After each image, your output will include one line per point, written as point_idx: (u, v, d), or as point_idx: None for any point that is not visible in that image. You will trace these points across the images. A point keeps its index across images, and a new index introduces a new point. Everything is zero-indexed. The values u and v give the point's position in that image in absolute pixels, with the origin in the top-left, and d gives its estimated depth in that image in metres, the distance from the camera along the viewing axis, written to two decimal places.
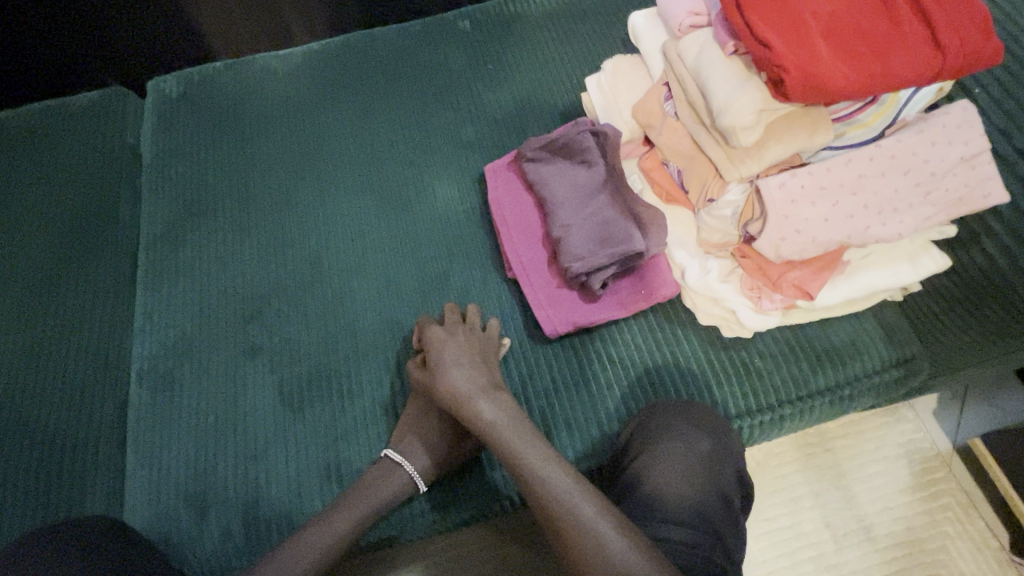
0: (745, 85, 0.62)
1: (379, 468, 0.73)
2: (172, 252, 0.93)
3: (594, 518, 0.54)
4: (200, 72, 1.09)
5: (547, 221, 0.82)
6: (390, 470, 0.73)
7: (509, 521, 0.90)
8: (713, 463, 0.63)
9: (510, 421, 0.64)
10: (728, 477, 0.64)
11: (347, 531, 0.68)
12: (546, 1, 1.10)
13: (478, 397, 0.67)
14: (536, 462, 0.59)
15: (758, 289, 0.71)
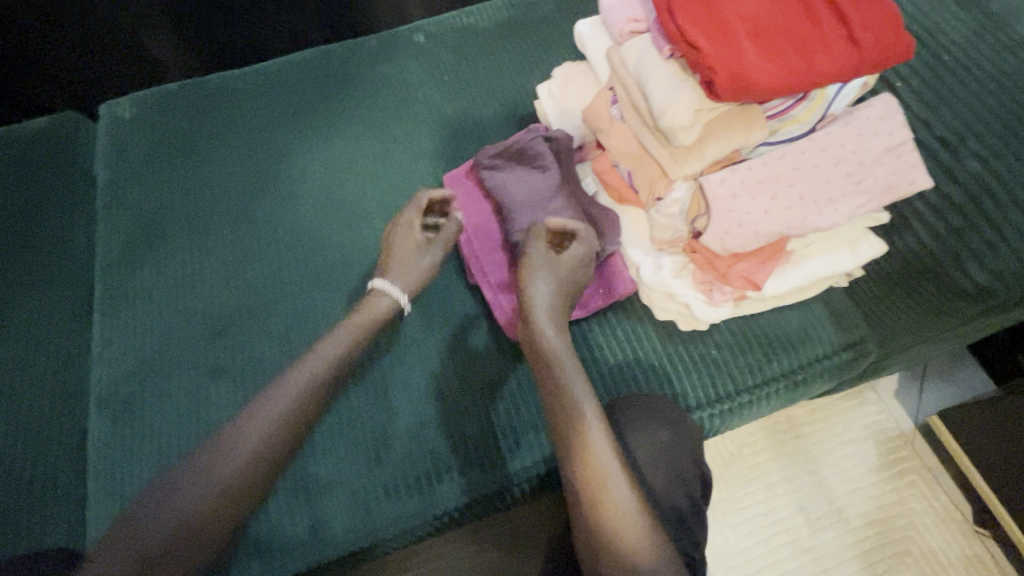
0: (682, 87, 0.65)
1: (296, 379, 0.72)
2: (129, 276, 0.92)
3: (635, 517, 0.57)
4: (154, 93, 1.08)
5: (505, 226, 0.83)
6: (306, 385, 0.72)
7: None
8: (671, 452, 0.65)
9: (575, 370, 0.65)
10: (687, 465, 0.66)
11: (260, 446, 0.68)
12: (498, 13, 1.13)
13: (547, 317, 0.67)
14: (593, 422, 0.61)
15: (709, 282, 0.73)
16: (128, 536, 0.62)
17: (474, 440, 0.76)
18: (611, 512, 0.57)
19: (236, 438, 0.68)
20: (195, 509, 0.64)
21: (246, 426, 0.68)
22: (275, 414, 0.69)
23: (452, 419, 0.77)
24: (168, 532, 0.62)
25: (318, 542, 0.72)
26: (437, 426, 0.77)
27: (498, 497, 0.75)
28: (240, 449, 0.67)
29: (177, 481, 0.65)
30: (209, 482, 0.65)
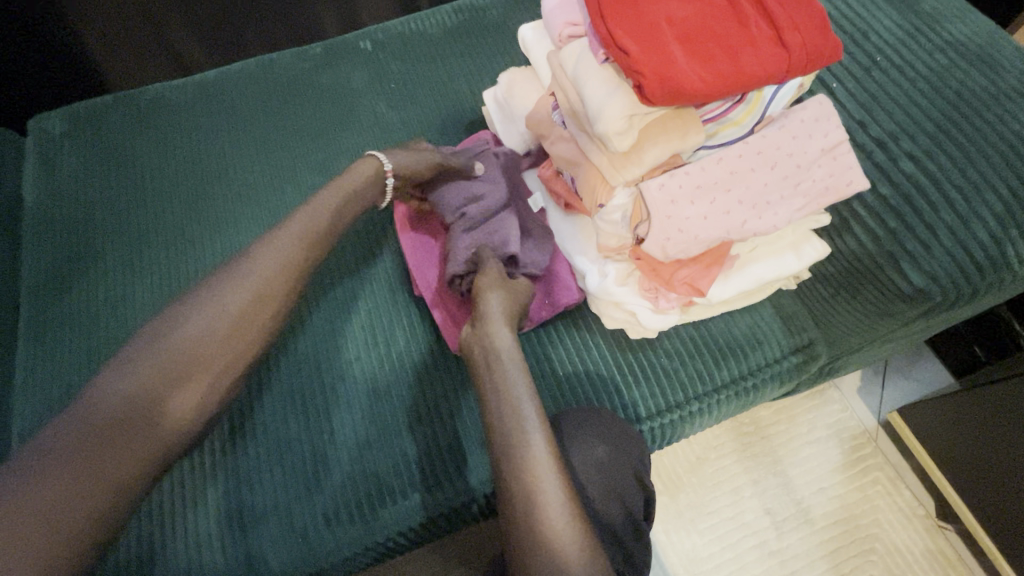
0: (617, 90, 0.63)
1: (265, 253, 0.72)
2: (59, 300, 0.87)
3: (562, 503, 0.56)
4: (88, 106, 1.04)
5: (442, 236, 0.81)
6: (277, 257, 0.72)
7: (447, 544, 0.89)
8: (608, 468, 0.63)
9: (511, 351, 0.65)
10: (627, 478, 0.64)
11: (204, 336, 0.67)
12: (446, 19, 1.11)
13: (500, 316, 0.67)
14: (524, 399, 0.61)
15: (655, 290, 0.71)
16: (112, 384, 0.62)
17: (419, 459, 0.73)
18: (538, 495, 0.56)
19: (214, 301, 0.68)
20: (181, 363, 0.65)
21: (225, 291, 0.69)
22: (251, 281, 0.70)
23: (397, 438, 0.74)
24: (159, 379, 0.64)
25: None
26: (381, 445, 0.74)
27: (446, 517, 0.72)
28: (218, 311, 0.68)
29: (156, 339, 0.66)
30: (190, 339, 0.66)
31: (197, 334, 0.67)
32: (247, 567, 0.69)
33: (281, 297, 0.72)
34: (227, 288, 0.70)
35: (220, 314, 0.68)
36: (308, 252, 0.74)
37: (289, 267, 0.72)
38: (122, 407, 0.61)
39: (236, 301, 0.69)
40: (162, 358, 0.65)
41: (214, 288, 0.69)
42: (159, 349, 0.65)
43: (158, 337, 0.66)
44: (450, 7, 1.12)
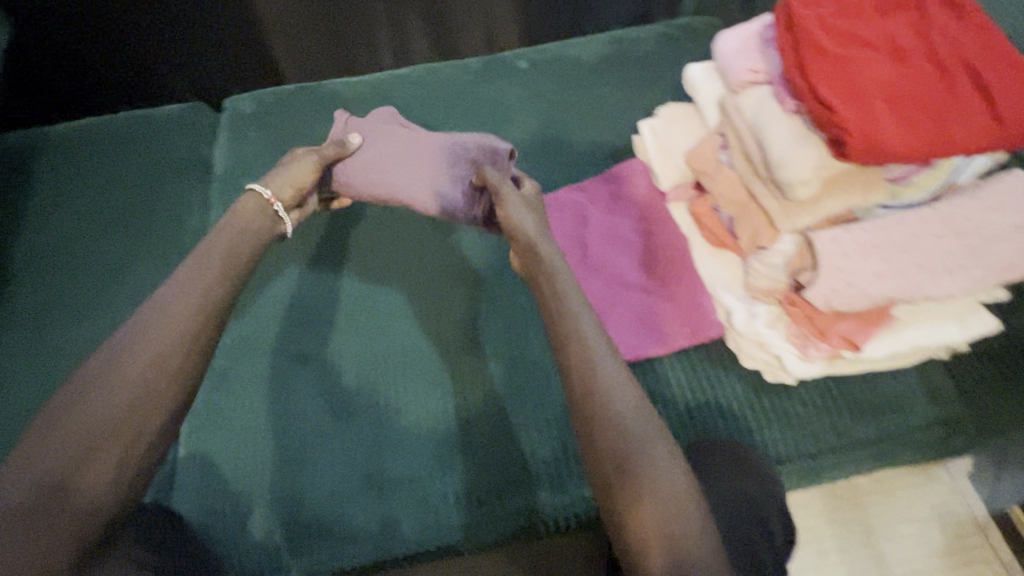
0: (805, 142, 0.65)
1: (169, 303, 0.59)
2: (236, 260, 0.99)
3: (670, 481, 0.51)
4: (274, 93, 1.17)
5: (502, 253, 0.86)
6: (195, 300, 0.61)
7: None
8: (757, 505, 0.63)
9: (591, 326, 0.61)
10: (775, 520, 0.63)
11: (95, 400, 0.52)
12: (602, 49, 1.16)
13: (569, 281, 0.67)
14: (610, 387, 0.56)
15: (805, 337, 0.71)
16: (35, 458, 0.49)
17: (546, 461, 0.75)
18: (642, 479, 0.51)
19: (127, 355, 0.55)
20: (97, 429, 0.51)
21: (120, 353, 0.55)
22: (156, 329, 0.56)
23: (526, 436, 0.77)
24: (86, 443, 0.50)
25: (388, 540, 0.72)
26: (510, 438, 0.76)
27: (568, 521, 0.73)
28: (113, 376, 0.53)
29: (71, 400, 0.52)
30: (90, 400, 0.52)
31: (110, 395, 0.53)
32: (382, 530, 0.72)
33: (210, 332, 0.60)
34: (143, 336, 0.56)
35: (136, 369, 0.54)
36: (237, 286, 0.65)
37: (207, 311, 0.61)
38: (46, 479, 0.48)
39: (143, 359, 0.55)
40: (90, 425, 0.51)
41: (110, 356, 0.55)
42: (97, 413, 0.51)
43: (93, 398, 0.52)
44: (605, 37, 1.18)
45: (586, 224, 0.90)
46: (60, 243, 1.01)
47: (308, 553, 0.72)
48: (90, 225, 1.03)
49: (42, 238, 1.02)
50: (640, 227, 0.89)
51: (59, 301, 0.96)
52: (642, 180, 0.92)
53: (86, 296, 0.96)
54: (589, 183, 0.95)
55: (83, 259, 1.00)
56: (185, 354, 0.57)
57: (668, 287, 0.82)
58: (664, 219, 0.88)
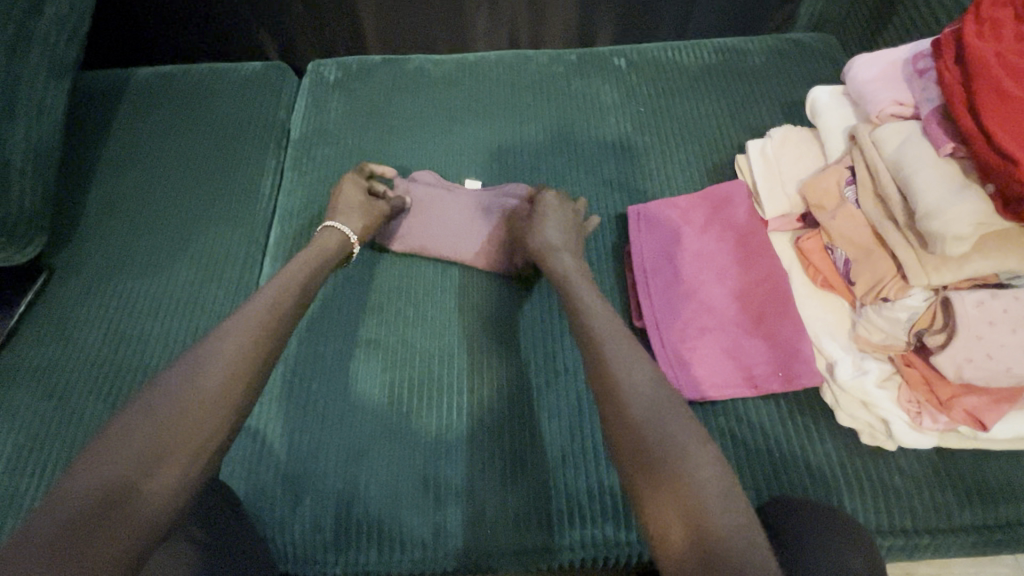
0: (963, 193, 0.59)
1: (231, 335, 0.60)
2: (305, 230, 0.95)
3: (707, 476, 0.47)
4: (360, 62, 1.13)
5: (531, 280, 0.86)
6: (248, 333, 0.61)
7: None
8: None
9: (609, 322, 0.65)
10: None
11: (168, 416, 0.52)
12: (706, 56, 1.09)
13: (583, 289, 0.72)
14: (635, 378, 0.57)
15: (919, 403, 0.66)
16: (100, 465, 0.47)
17: (614, 493, 0.70)
18: (677, 477, 0.47)
19: (188, 378, 0.55)
20: (160, 449, 0.49)
21: (187, 379, 0.55)
22: (213, 361, 0.57)
23: (595, 463, 0.72)
24: (151, 457, 0.49)
25: (439, 548, 0.69)
26: (575, 463, 0.72)
27: (625, 559, 0.70)
28: (180, 399, 0.53)
29: (136, 421, 0.51)
30: (152, 420, 0.51)
31: (174, 417, 0.52)
32: (435, 538, 0.70)
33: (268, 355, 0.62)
34: (205, 362, 0.57)
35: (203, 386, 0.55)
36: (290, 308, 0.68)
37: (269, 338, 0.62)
38: (109, 486, 0.46)
39: (212, 383, 0.55)
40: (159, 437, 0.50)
41: (175, 381, 0.55)
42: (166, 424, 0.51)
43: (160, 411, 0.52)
44: (711, 43, 1.11)
45: (676, 245, 0.84)
46: (132, 191, 0.99)
47: (356, 550, 0.69)
48: (164, 175, 1.01)
49: (114, 182, 1.00)
50: (736, 254, 0.81)
51: (124, 249, 0.94)
52: (742, 204, 0.84)
53: (152, 247, 0.94)
54: (681, 200, 0.87)
55: (152, 210, 0.98)
56: (241, 375, 0.57)
57: (763, 326, 0.75)
58: (764, 249, 0.80)
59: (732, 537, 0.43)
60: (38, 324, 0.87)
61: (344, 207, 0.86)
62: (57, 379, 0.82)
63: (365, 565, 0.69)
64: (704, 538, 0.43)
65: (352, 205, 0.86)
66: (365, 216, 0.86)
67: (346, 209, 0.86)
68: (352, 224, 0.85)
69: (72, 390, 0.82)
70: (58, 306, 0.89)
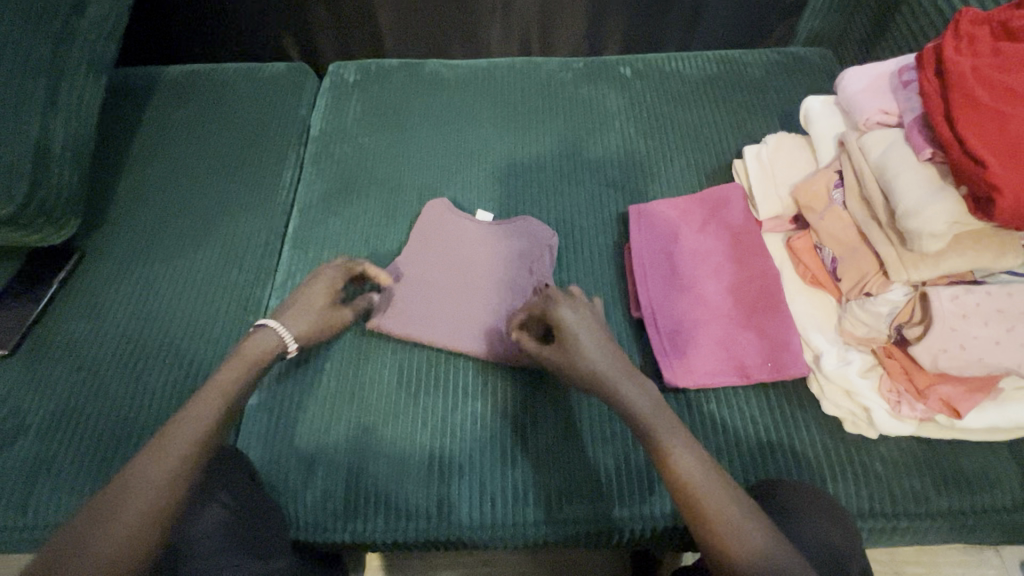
0: (939, 194, 0.63)
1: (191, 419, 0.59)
2: (322, 221, 1.00)
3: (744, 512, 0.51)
4: (378, 65, 1.19)
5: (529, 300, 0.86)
6: (221, 386, 0.63)
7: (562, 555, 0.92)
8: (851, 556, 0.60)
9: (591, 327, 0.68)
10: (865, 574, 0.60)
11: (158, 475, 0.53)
12: (708, 67, 1.14)
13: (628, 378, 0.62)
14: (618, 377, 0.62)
15: (898, 393, 0.69)
16: (105, 527, 0.49)
17: (609, 472, 0.74)
18: (720, 517, 0.51)
19: (149, 465, 0.54)
20: (119, 539, 0.49)
21: (145, 466, 0.54)
22: (176, 444, 0.56)
23: (592, 444, 0.76)
24: (110, 552, 0.48)
25: (442, 520, 0.73)
26: (572, 443, 0.76)
27: (619, 535, 0.73)
28: (137, 488, 0.52)
29: (104, 508, 0.51)
30: (115, 508, 0.51)
31: (133, 506, 0.51)
32: (438, 510, 0.74)
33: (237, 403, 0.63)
34: (165, 442, 0.56)
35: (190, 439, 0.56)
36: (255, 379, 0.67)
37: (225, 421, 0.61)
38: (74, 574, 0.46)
39: (165, 471, 0.54)
40: (157, 497, 0.52)
41: (134, 474, 0.53)
42: (160, 484, 0.53)
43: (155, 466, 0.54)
44: (713, 55, 1.16)
45: (674, 243, 0.88)
46: (159, 180, 1.05)
47: (364, 518, 0.74)
48: (190, 167, 1.07)
49: (143, 171, 1.06)
50: (730, 252, 0.86)
51: (152, 234, 0.99)
52: (738, 205, 0.88)
53: (177, 233, 1.00)
54: (680, 201, 0.92)
55: (178, 199, 1.03)
56: (196, 459, 0.56)
57: (754, 319, 0.80)
58: (757, 247, 0.85)
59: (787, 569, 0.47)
60: (69, 302, 0.93)
61: (308, 304, 0.77)
62: (86, 352, 0.87)
63: (371, 534, 0.73)
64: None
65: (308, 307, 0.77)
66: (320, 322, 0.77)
67: (304, 306, 0.77)
68: (294, 326, 0.75)
69: (99, 363, 0.86)
70: (87, 285, 0.94)
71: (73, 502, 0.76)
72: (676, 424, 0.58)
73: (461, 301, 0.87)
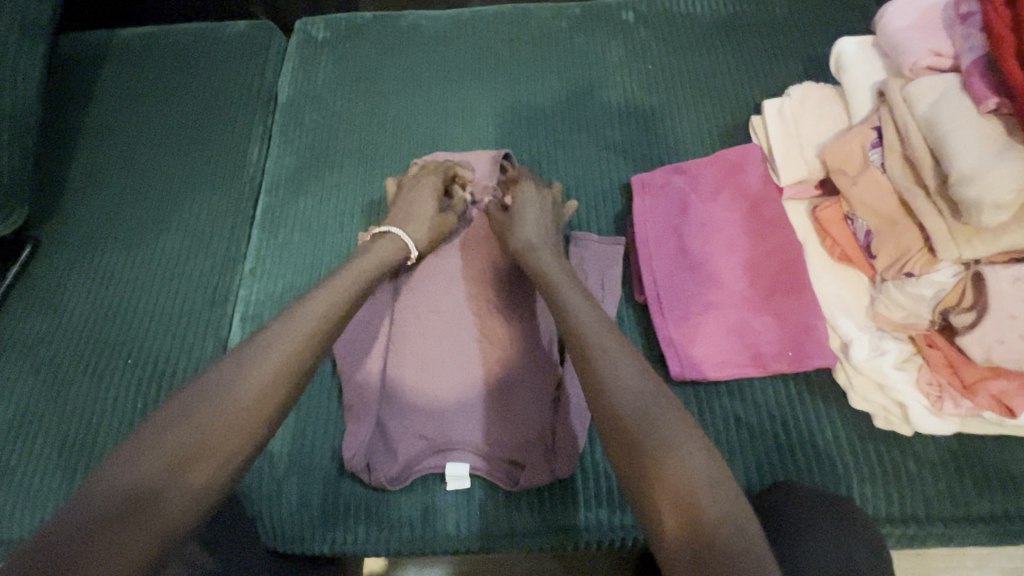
0: (1003, 156, 0.53)
1: (277, 335, 0.55)
2: (292, 200, 0.91)
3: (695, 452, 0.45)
4: (349, 20, 1.06)
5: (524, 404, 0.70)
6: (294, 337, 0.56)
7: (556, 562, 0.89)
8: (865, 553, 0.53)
9: (602, 325, 0.58)
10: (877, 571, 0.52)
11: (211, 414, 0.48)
12: (722, 7, 1.00)
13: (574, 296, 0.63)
14: (587, 317, 0.59)
15: (940, 387, 0.61)
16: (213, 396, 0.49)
17: (609, 475, 0.67)
18: (681, 490, 0.42)
19: (255, 346, 0.54)
20: (232, 401, 0.49)
21: (193, 414, 0.48)
22: (217, 408, 0.48)
23: (590, 444, 0.69)
24: (193, 443, 0.46)
25: (427, 530, 0.67)
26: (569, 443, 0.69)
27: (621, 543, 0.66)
28: (227, 391, 0.50)
29: (149, 439, 0.46)
30: (229, 377, 0.51)
31: (237, 390, 0.50)
32: (422, 518, 0.67)
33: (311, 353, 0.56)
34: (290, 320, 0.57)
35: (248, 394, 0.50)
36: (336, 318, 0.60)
37: (298, 355, 0.55)
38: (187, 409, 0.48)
39: (255, 379, 0.51)
40: (225, 419, 0.48)
41: (174, 414, 0.47)
42: (237, 404, 0.49)
43: (191, 415, 0.48)
44: None
45: (683, 214, 0.78)
46: (117, 159, 0.96)
47: (343, 529, 0.67)
48: (148, 142, 0.97)
49: (98, 150, 0.97)
50: (746, 224, 0.76)
51: (111, 218, 0.91)
52: (755, 170, 0.78)
53: (137, 217, 0.91)
54: (689, 165, 0.81)
55: (138, 179, 0.94)
56: (281, 372, 0.53)
57: (772, 301, 0.70)
58: (776, 218, 0.75)
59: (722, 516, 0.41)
60: (26, 298, 0.86)
61: (419, 214, 0.77)
62: (46, 352, 0.81)
63: (351, 545, 0.67)
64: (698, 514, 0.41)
65: (427, 214, 0.77)
66: (432, 231, 0.77)
67: (418, 216, 0.77)
68: (416, 236, 0.76)
69: (60, 362, 0.80)
70: (44, 279, 0.87)
71: (41, 517, 0.71)
72: (675, 414, 0.48)
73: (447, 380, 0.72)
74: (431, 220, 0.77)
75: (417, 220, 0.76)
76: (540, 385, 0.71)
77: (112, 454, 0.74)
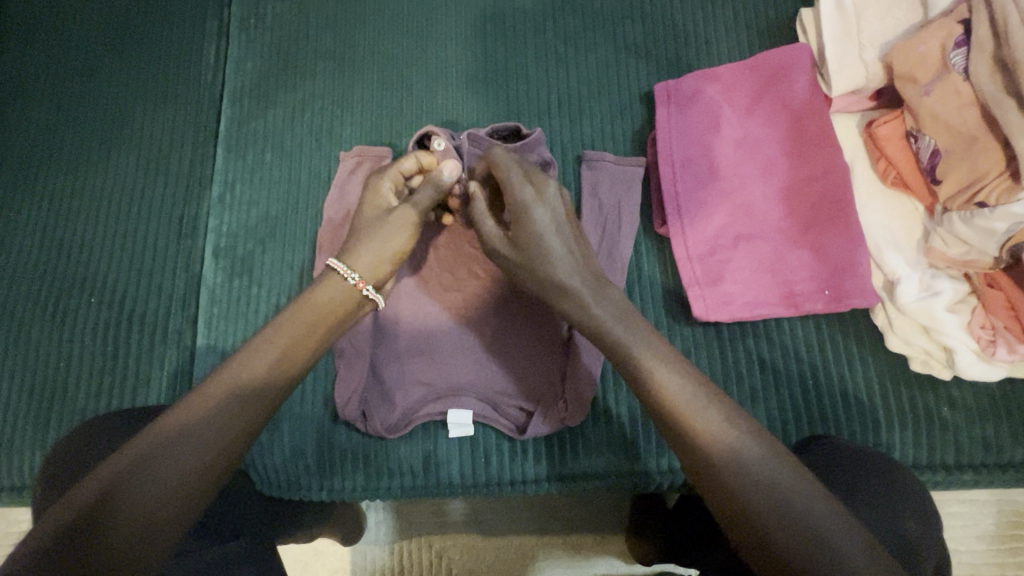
0: None
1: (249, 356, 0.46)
2: (259, 113, 0.78)
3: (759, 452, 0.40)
4: None
5: (529, 351, 0.66)
6: (270, 358, 0.47)
7: (577, 501, 0.83)
8: (901, 493, 0.48)
9: (623, 316, 0.49)
10: (913, 516, 0.47)
11: (179, 450, 0.41)
12: None
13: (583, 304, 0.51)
14: (595, 300, 0.51)
15: (993, 331, 0.56)
16: (182, 429, 0.42)
17: (622, 420, 0.63)
18: (762, 497, 0.38)
19: (189, 406, 0.43)
20: (202, 434, 0.42)
21: (159, 453, 0.40)
22: (186, 443, 0.41)
23: (603, 387, 0.64)
24: (158, 485, 0.39)
25: (430, 477, 0.64)
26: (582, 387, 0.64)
27: (636, 486, 0.63)
28: (196, 425, 0.42)
29: (113, 478, 0.39)
30: (168, 441, 0.41)
31: (162, 478, 0.40)
32: (424, 466, 0.64)
33: (286, 379, 0.47)
34: (230, 368, 0.46)
35: (216, 425, 0.43)
36: (325, 328, 0.50)
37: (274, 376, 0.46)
38: (119, 478, 0.39)
39: (223, 411, 0.43)
40: (195, 459, 0.41)
41: (146, 449, 0.41)
42: (205, 441, 0.42)
43: (164, 447, 0.41)
44: None
45: (713, 132, 0.67)
46: (48, 67, 0.81)
47: (341, 476, 0.64)
48: (84, 44, 0.82)
49: (28, 53, 0.82)
50: (787, 141, 0.65)
51: (52, 138, 0.79)
52: (803, 75, 0.66)
53: (80, 135, 0.79)
54: (725, 71, 0.69)
55: (78, 89, 0.80)
56: (254, 401, 0.45)
57: (810, 232, 0.62)
58: (821, 136, 0.64)
59: (843, 547, 0.36)
60: None
61: (366, 232, 0.56)
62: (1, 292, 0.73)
63: (351, 492, 0.64)
64: (813, 548, 0.36)
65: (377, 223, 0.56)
66: (387, 248, 0.55)
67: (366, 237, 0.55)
68: (358, 263, 0.54)
69: (17, 303, 0.73)
70: None
71: (19, 468, 0.67)
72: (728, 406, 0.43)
73: (447, 328, 0.67)
74: (383, 226, 0.56)
75: (360, 243, 0.55)
76: (546, 329, 0.66)
77: (86, 401, 0.69)
